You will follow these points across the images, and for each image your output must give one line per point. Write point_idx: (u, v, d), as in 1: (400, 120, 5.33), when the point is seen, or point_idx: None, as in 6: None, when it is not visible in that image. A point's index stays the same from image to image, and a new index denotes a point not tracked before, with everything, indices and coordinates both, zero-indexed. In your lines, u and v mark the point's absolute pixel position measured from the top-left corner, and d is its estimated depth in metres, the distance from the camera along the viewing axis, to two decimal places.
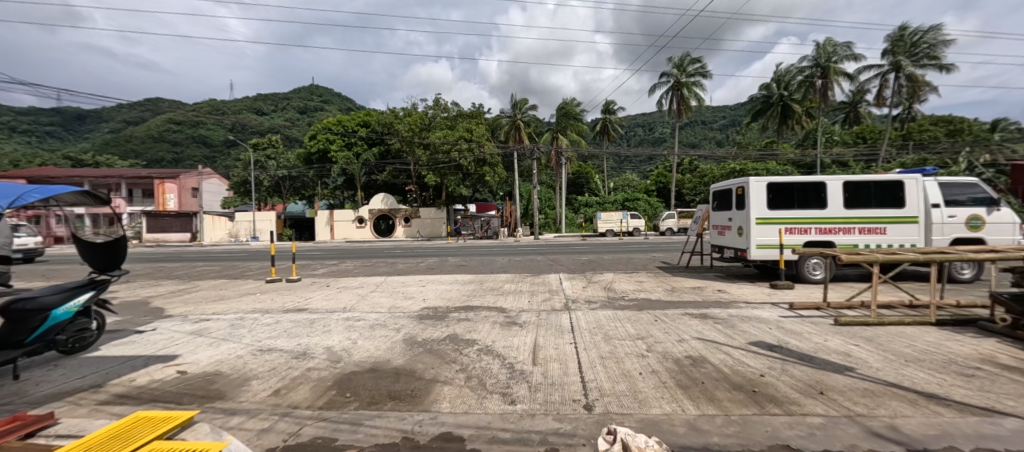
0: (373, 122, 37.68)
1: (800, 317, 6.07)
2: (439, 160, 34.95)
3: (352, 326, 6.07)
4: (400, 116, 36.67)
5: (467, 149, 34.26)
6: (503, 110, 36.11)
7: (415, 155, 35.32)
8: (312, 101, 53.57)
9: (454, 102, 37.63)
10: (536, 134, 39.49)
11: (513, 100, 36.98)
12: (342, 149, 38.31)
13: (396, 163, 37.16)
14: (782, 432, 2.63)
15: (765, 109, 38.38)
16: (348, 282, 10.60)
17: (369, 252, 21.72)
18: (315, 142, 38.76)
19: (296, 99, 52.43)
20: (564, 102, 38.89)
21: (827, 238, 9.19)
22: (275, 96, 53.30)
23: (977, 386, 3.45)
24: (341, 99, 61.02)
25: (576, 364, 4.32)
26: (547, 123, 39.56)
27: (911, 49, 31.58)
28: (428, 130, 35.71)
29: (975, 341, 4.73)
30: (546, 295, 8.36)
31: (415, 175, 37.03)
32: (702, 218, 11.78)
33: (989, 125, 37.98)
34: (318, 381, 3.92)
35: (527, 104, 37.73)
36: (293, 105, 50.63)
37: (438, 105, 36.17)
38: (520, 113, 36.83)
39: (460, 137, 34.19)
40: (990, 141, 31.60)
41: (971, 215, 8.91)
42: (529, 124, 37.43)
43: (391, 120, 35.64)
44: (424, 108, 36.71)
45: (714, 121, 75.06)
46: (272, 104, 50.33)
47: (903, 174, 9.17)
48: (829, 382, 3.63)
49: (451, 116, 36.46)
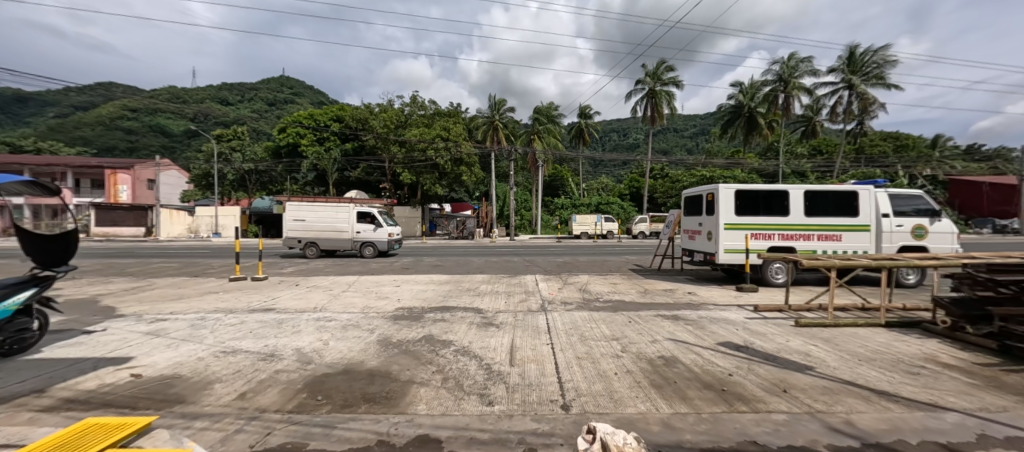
0: (345, 117, 36.77)
1: (764, 319, 6.36)
2: (414, 158, 34.34)
3: (324, 326, 5.87)
4: (375, 111, 35.98)
5: (444, 149, 33.93)
6: (481, 111, 36.08)
7: (390, 152, 34.50)
8: (282, 93, 51.89)
9: (431, 100, 37.52)
10: (513, 135, 39.64)
11: (491, 100, 36.79)
12: (313, 144, 37.24)
13: (370, 160, 36.50)
14: (750, 429, 2.85)
15: (733, 119, 40.03)
16: (318, 281, 10.22)
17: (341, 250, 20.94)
18: (285, 135, 37.58)
19: (264, 90, 50.24)
20: (540, 106, 39.41)
21: (789, 244, 9.68)
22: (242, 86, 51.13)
23: (923, 384, 3.75)
24: (314, 93, 59.48)
25: (553, 364, 4.35)
26: (523, 125, 39.79)
27: (863, 68, 33.88)
28: (404, 128, 35.45)
29: (919, 341, 5.12)
30: (522, 296, 8.40)
31: (389, 173, 36.31)
32: (673, 222, 12.10)
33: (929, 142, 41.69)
34: (287, 384, 3.75)
35: (504, 105, 37.62)
36: (261, 96, 48.75)
37: (415, 103, 35.89)
38: (498, 114, 36.71)
39: (437, 136, 33.84)
40: (930, 158, 37.06)
41: (915, 225, 9.65)
42: (506, 125, 37.50)
43: (366, 116, 34.99)
44: (401, 104, 36.22)
45: (685, 130, 77.44)
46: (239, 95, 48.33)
47: (858, 185, 9.80)
48: (793, 381, 3.84)
49: (429, 114, 36.35)
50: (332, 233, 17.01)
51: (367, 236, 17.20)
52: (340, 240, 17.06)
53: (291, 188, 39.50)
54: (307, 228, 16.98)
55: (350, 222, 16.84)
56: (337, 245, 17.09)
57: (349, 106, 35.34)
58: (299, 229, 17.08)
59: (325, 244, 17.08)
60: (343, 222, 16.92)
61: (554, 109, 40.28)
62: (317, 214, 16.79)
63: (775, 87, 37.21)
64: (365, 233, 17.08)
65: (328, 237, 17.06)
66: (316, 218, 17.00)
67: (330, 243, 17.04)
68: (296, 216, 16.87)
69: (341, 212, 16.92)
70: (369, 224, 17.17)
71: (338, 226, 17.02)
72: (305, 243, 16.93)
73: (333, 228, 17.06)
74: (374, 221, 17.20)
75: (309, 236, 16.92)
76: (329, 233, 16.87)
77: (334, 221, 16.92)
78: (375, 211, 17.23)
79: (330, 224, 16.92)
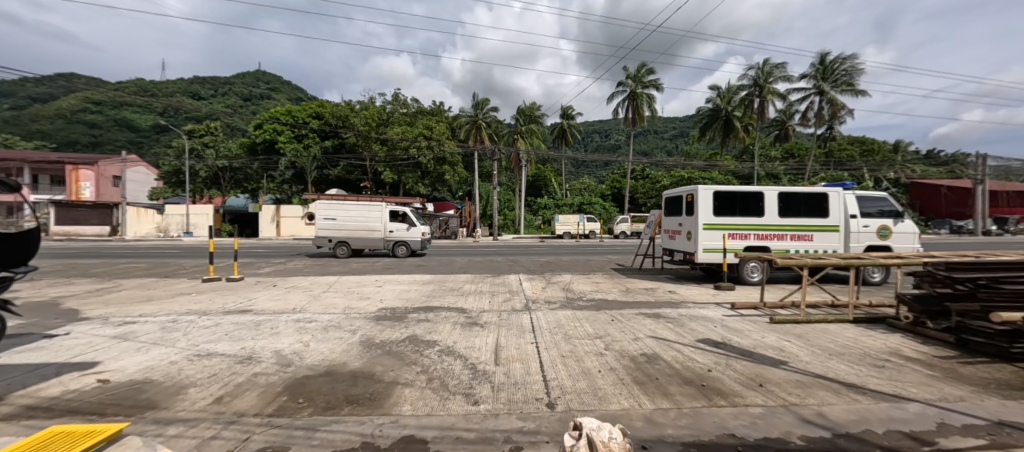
0: (325, 114, 35.92)
1: (741, 317, 6.57)
2: (396, 157, 33.96)
3: (304, 327, 5.73)
4: (355, 108, 35.34)
5: (426, 147, 33.68)
6: (464, 110, 35.95)
7: (371, 150, 33.97)
8: (258, 89, 50.44)
9: (413, 98, 37.15)
10: (496, 135, 39.61)
11: (474, 99, 36.70)
12: (291, 141, 36.14)
13: (350, 158, 35.82)
14: (729, 423, 2.95)
15: (711, 122, 41.15)
16: (297, 282, 9.96)
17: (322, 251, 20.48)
18: (261, 132, 36.42)
19: (238, 84, 48.56)
20: (523, 105, 39.56)
21: (764, 243, 10.03)
22: (215, 80, 49.37)
23: (887, 376, 3.96)
24: (292, 89, 58.02)
25: (538, 363, 4.38)
26: (507, 125, 39.86)
27: (832, 75, 35.42)
28: (385, 126, 34.90)
29: (884, 336, 5.40)
30: (506, 295, 8.42)
31: (370, 171, 35.70)
32: (654, 222, 12.36)
33: (890, 148, 44.07)
34: (266, 387, 3.66)
35: (488, 104, 37.58)
36: (235, 91, 47.18)
37: (398, 100, 35.44)
38: (481, 113, 36.69)
39: (420, 135, 33.52)
40: (893, 162, 39.05)
41: (880, 225, 10.16)
42: (489, 124, 37.48)
43: (347, 113, 34.33)
44: (383, 102, 35.71)
45: (664, 131, 79.04)
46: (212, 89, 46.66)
47: (828, 187, 10.24)
48: (768, 375, 3.99)
49: (411, 112, 35.98)
50: (364, 233, 16.86)
51: (399, 236, 17.13)
52: (372, 239, 16.93)
53: (268, 186, 37.93)
54: (338, 227, 16.81)
55: (383, 222, 16.72)
56: (368, 244, 16.97)
57: (329, 102, 34.60)
58: (329, 228, 16.86)
59: (357, 244, 16.96)
60: (375, 222, 16.77)
61: (537, 110, 40.48)
62: (349, 213, 16.59)
63: (750, 92, 38.47)
64: (398, 233, 17.02)
65: (360, 237, 16.92)
66: (348, 217, 16.80)
67: (361, 243, 16.89)
68: (326, 215, 16.65)
69: (374, 211, 16.77)
70: (402, 223, 17.11)
71: (371, 225, 16.88)
72: (336, 242, 16.76)
73: (365, 227, 16.90)
74: (407, 220, 17.17)
75: (341, 236, 16.75)
76: (362, 232, 16.73)
77: (366, 220, 16.77)
78: (408, 211, 17.15)
79: (362, 223, 16.77)
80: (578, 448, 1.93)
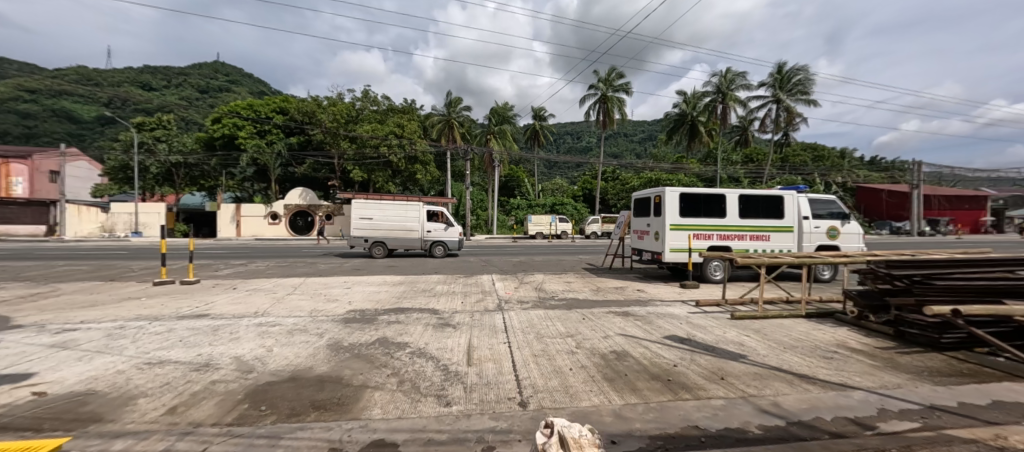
0: (290, 109, 34.44)
1: (705, 313, 6.86)
2: (366, 155, 33.04)
3: (266, 332, 5.48)
4: (323, 104, 34.06)
5: (397, 146, 32.97)
6: (436, 108, 35.59)
7: (340, 148, 32.88)
8: (216, 81, 47.82)
9: (384, 95, 36.29)
10: (469, 134, 39.39)
11: (447, 98, 36.37)
12: (252, 136, 34.34)
13: (317, 156, 34.47)
14: (693, 415, 3.09)
15: (678, 127, 42.66)
16: (259, 284, 9.52)
17: (287, 251, 19.66)
18: (219, 127, 34.01)
19: (194, 76, 45.82)
20: (496, 105, 39.53)
21: (726, 243, 10.53)
22: (169, 71, 46.35)
23: (834, 366, 4.27)
24: (254, 82, 55.39)
25: (510, 363, 4.40)
26: (480, 124, 39.71)
27: (788, 85, 37.67)
28: (355, 123, 33.74)
29: (832, 329, 5.81)
30: (479, 295, 8.40)
31: (338, 169, 34.55)
32: (624, 223, 12.69)
33: (836, 154, 47.48)
34: (226, 395, 3.48)
35: (461, 103, 37.33)
36: (191, 83, 44.51)
37: (367, 97, 34.44)
38: (454, 112, 36.46)
39: (390, 133, 32.77)
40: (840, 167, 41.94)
41: (830, 226, 10.91)
42: (462, 124, 37.25)
43: (313, 109, 33.05)
44: (352, 98, 34.57)
45: (634, 134, 81.27)
46: (164, 79, 43.71)
47: (784, 191, 10.88)
48: (729, 369, 4.19)
49: (382, 110, 35.16)
50: (401, 232, 16.73)
51: (436, 236, 17.07)
52: (409, 239, 16.81)
53: (228, 184, 36.58)
54: (375, 227, 16.64)
55: (420, 221, 16.61)
56: (406, 244, 16.85)
57: (294, 97, 33.17)
58: (364, 229, 16.66)
59: (393, 244, 16.82)
60: (412, 222, 16.63)
61: (510, 110, 40.56)
62: (386, 213, 16.43)
63: (713, 99, 40.28)
64: (435, 232, 16.96)
65: (396, 237, 16.77)
66: (384, 216, 16.60)
67: (399, 242, 16.77)
68: (362, 215, 16.44)
69: (411, 211, 16.64)
70: (439, 223, 17.05)
71: (407, 225, 16.74)
72: (372, 242, 16.62)
73: (402, 227, 16.76)
74: (444, 220, 17.14)
75: (377, 236, 16.60)
76: (399, 232, 16.59)
77: (403, 219, 16.62)
78: (444, 210, 17.06)
79: (399, 223, 16.64)
80: (548, 444, 1.94)
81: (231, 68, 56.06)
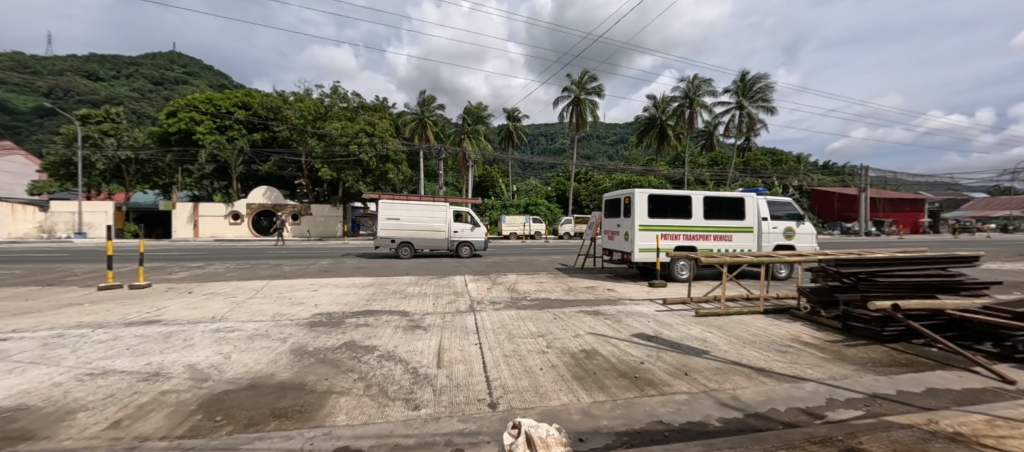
0: (254, 104, 32.89)
1: (671, 311, 7.10)
2: (335, 153, 32.02)
3: (225, 337, 5.21)
4: (289, 100, 32.66)
5: (369, 144, 31.99)
6: (409, 107, 35.11)
7: (307, 145, 31.71)
8: (172, 73, 45.14)
9: (354, 92, 35.36)
10: (443, 134, 39.04)
11: (420, 97, 35.90)
12: (212, 131, 32.64)
13: (283, 153, 33.14)
14: (658, 410, 3.18)
15: (648, 129, 43.90)
16: (217, 287, 9.02)
17: (250, 252, 18.77)
18: (176, 121, 32.61)
19: (147, 68, 43.28)
20: (470, 105, 39.32)
21: (691, 243, 10.93)
22: (118, 61, 43.42)
23: (788, 359, 4.52)
24: (215, 76, 52.72)
25: (481, 364, 4.38)
26: (454, 124, 39.43)
27: (750, 92, 39.56)
28: (324, 120, 32.60)
29: (788, 324, 6.14)
30: (451, 297, 8.31)
31: (306, 168, 33.36)
32: (595, 223, 12.92)
33: (792, 159, 50.44)
34: (177, 406, 3.27)
35: (435, 102, 36.93)
36: (144, 75, 41.94)
37: (337, 94, 33.44)
38: (427, 111, 36.06)
39: (361, 131, 31.89)
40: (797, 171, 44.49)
41: (786, 227, 11.52)
42: (436, 123, 36.88)
43: (279, 105, 31.49)
44: (320, 94, 33.43)
45: (606, 137, 83.15)
46: (112, 70, 40.85)
47: (745, 193, 11.40)
48: (692, 364, 4.35)
49: (352, 107, 34.31)
50: (428, 233, 16.62)
51: (463, 236, 17.01)
52: (436, 239, 16.70)
53: (184, 182, 34.66)
54: (402, 228, 16.48)
55: (448, 222, 16.56)
56: (433, 245, 16.75)
57: (258, 92, 31.71)
58: (391, 229, 16.52)
59: (420, 244, 16.69)
60: (439, 222, 16.55)
61: (484, 110, 40.48)
62: (413, 213, 16.35)
63: (681, 103, 41.72)
64: (462, 233, 16.92)
65: (423, 237, 16.66)
66: (411, 216, 16.51)
67: (425, 243, 16.66)
68: (389, 215, 16.33)
69: (438, 211, 16.57)
70: (465, 223, 17.02)
71: (434, 225, 16.65)
72: (399, 243, 16.46)
73: (429, 228, 16.67)
74: (470, 220, 17.12)
75: (405, 236, 16.43)
76: (426, 233, 16.50)
77: (430, 220, 16.54)
78: (469, 210, 17.01)
79: (426, 223, 16.54)
80: (517, 446, 1.95)
81: (189, 60, 53.08)
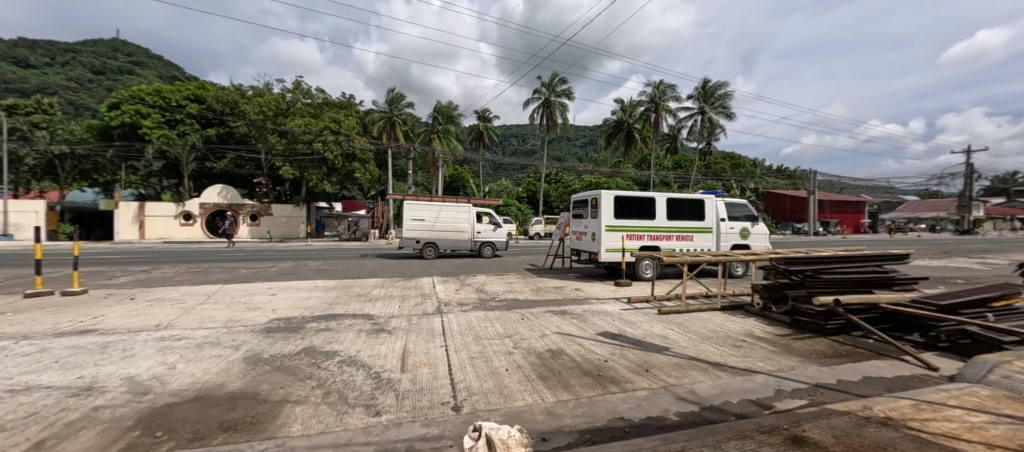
0: (208, 98, 31.05)
1: (635, 309, 7.31)
2: (297, 151, 30.68)
3: (170, 347, 4.87)
4: (247, 94, 31.04)
5: (334, 142, 30.64)
6: (377, 105, 34.32)
7: (267, 142, 30.24)
8: (115, 63, 41.87)
9: (318, 88, 34.12)
10: (412, 133, 38.48)
11: (388, 95, 35.12)
12: (159, 126, 30.53)
13: (240, 151, 31.50)
14: (619, 406, 3.25)
15: (616, 132, 44.99)
16: (162, 293, 8.42)
17: (201, 255, 17.65)
18: (117, 114, 30.20)
19: (86, 56, 40.03)
20: (440, 104, 38.92)
21: (655, 243, 11.29)
22: (51, 47, 39.77)
23: (741, 353, 4.75)
24: (165, 67, 49.42)
25: (446, 367, 4.33)
26: (424, 123, 38.91)
27: (712, 99, 41.39)
28: (285, 116, 31.25)
29: (743, 320, 6.46)
30: (417, 299, 8.17)
31: (265, 166, 31.90)
32: (564, 224, 13.10)
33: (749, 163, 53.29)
34: (111, 422, 3.02)
35: (404, 101, 36.25)
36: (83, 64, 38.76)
37: (299, 89, 32.19)
38: (396, 110, 35.35)
39: (325, 128, 30.72)
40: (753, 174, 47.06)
41: (742, 227, 12.14)
42: (405, 122, 36.25)
43: (236, 99, 29.91)
44: (281, 90, 32.03)
45: (576, 138, 84.68)
46: (45, 57, 37.33)
47: (705, 195, 11.91)
48: (654, 361, 4.49)
49: (316, 104, 33.14)
50: (452, 233, 16.82)
51: (485, 236, 17.24)
52: (459, 240, 16.89)
53: (129, 179, 32.26)
54: (427, 228, 16.64)
55: (471, 223, 16.77)
56: (456, 245, 16.95)
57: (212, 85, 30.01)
58: (416, 230, 16.71)
59: (444, 245, 16.86)
60: (463, 222, 16.77)
61: (455, 109, 40.17)
62: (437, 214, 16.55)
63: (647, 108, 43.01)
64: (484, 233, 17.15)
65: (447, 238, 16.85)
66: (435, 217, 16.71)
67: (448, 244, 16.86)
68: (413, 216, 16.51)
69: (461, 212, 16.79)
70: (488, 224, 17.26)
71: (457, 226, 16.86)
72: (424, 244, 16.62)
73: (453, 228, 16.88)
74: (493, 220, 17.34)
75: (429, 237, 16.58)
76: (450, 233, 16.70)
77: (454, 220, 16.74)
78: (491, 211, 17.22)
79: (450, 224, 16.73)
80: (476, 449, 1.94)
81: (135, 50, 49.46)
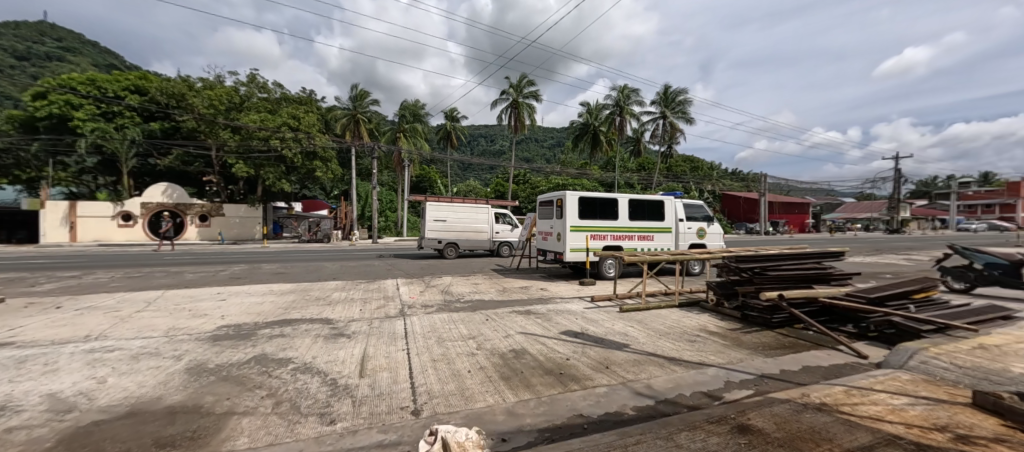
0: (150, 89, 28.86)
1: (598, 308, 7.48)
2: (252, 148, 29.01)
3: (100, 359, 4.46)
4: (195, 86, 29.08)
5: (293, 140, 29.23)
6: (340, 103, 33.30)
7: (217, 138, 28.46)
8: (39, 48, 37.88)
9: (274, 82, 32.56)
10: (377, 131, 37.64)
11: (351, 93, 34.16)
12: (92, 118, 28.00)
13: (187, 147, 29.50)
14: (579, 404, 3.32)
15: (582, 134, 45.90)
16: (91, 302, 7.67)
17: (141, 258, 16.36)
18: (43, 104, 27.46)
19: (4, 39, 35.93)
20: (406, 102, 38.22)
21: (618, 243, 11.62)
22: None
23: (695, 347, 4.98)
24: (101, 55, 45.31)
25: (408, 370, 4.25)
26: (389, 121, 38.10)
27: (672, 104, 43.10)
28: (237, 111, 29.53)
29: (698, 316, 6.78)
30: (380, 302, 7.96)
31: (216, 163, 30.10)
32: (530, 224, 13.20)
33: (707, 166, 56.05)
34: (26, 445, 2.73)
35: (368, 98, 35.34)
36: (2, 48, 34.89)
37: (253, 83, 30.60)
38: (360, 107, 34.39)
39: (282, 125, 29.35)
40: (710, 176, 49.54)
41: (699, 227, 12.71)
42: (369, 120, 35.36)
43: (182, 91, 27.95)
44: (234, 83, 30.24)
45: (544, 140, 85.64)
46: None
47: (664, 196, 12.38)
48: (614, 357, 4.61)
49: (273, 99, 31.65)
50: (473, 234, 16.92)
51: (504, 236, 17.42)
52: (479, 240, 17.02)
53: (57, 176, 29.42)
54: (449, 229, 16.66)
55: (490, 223, 16.93)
56: (475, 245, 17.06)
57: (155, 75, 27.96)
58: (437, 231, 16.67)
59: (464, 245, 16.94)
60: (482, 223, 16.90)
61: (422, 108, 39.53)
62: (459, 215, 16.58)
63: (612, 111, 44.14)
64: (503, 233, 17.34)
65: (468, 238, 16.94)
66: (456, 218, 16.72)
67: (469, 244, 16.95)
68: (435, 217, 16.44)
69: (481, 213, 16.90)
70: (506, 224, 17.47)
71: (477, 226, 16.98)
72: (446, 244, 16.63)
73: (473, 229, 16.97)
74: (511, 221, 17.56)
75: (451, 237, 16.60)
76: (470, 234, 16.78)
77: (474, 221, 16.83)
78: (509, 212, 17.42)
79: (471, 225, 16.80)
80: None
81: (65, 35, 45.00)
